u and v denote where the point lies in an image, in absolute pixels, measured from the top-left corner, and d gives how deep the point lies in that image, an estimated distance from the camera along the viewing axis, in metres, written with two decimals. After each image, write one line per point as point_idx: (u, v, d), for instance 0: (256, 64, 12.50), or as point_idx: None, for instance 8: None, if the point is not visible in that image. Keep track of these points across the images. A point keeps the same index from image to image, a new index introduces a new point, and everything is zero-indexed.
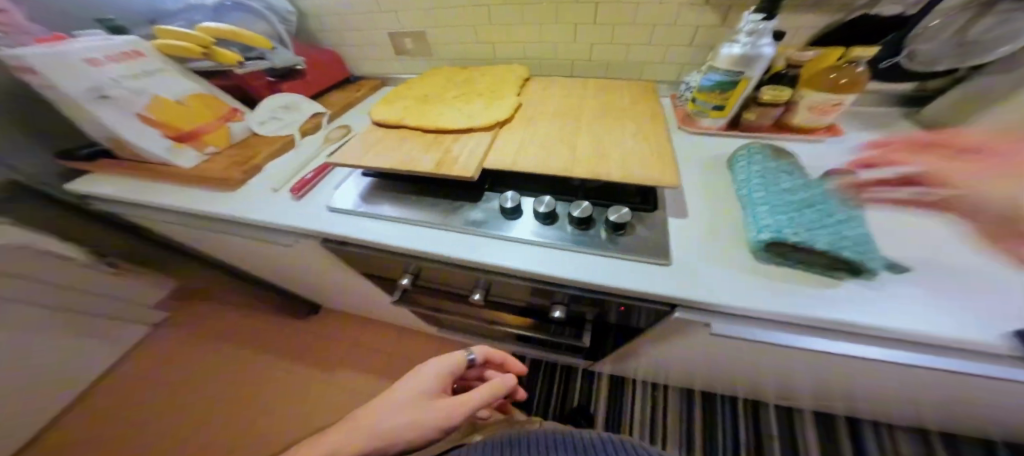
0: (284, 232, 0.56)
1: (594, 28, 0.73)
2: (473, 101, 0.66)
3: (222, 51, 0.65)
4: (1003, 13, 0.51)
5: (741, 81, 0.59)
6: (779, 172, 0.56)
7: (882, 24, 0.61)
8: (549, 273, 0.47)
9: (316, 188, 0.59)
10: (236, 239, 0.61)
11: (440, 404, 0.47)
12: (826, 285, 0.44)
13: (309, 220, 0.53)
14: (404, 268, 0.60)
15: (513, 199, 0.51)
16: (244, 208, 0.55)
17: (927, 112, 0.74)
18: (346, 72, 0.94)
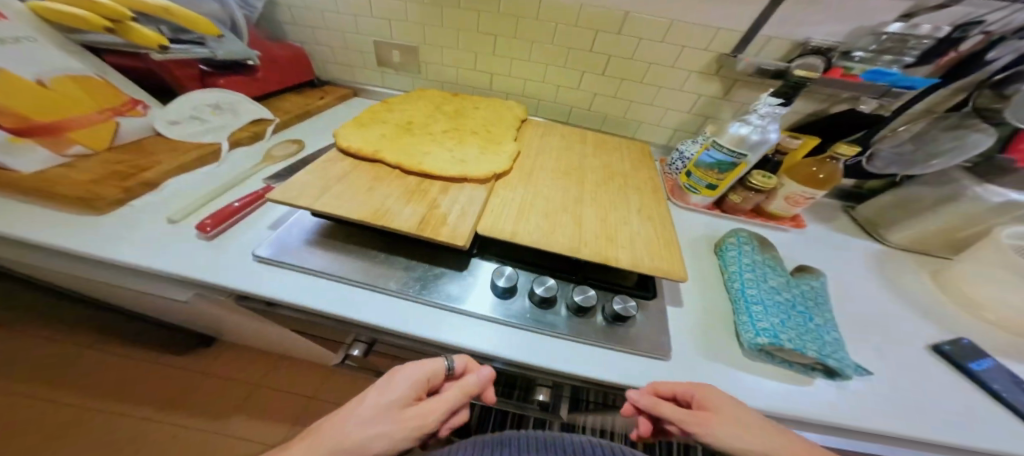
0: (168, 282, 0.41)
1: (600, 79, 0.70)
2: (464, 141, 0.57)
3: (142, 31, 0.49)
4: (956, 125, 0.58)
5: (740, 165, 0.56)
6: (765, 267, 0.55)
7: (859, 120, 0.62)
8: (542, 365, 0.40)
9: (240, 222, 0.47)
10: (92, 279, 0.44)
11: (400, 426, 0.32)
12: (804, 382, 0.44)
13: (208, 268, 0.40)
14: (352, 335, 0.47)
15: (509, 277, 0.44)
16: (109, 244, 0.40)
17: (863, 210, 0.75)
18: (310, 74, 0.81)
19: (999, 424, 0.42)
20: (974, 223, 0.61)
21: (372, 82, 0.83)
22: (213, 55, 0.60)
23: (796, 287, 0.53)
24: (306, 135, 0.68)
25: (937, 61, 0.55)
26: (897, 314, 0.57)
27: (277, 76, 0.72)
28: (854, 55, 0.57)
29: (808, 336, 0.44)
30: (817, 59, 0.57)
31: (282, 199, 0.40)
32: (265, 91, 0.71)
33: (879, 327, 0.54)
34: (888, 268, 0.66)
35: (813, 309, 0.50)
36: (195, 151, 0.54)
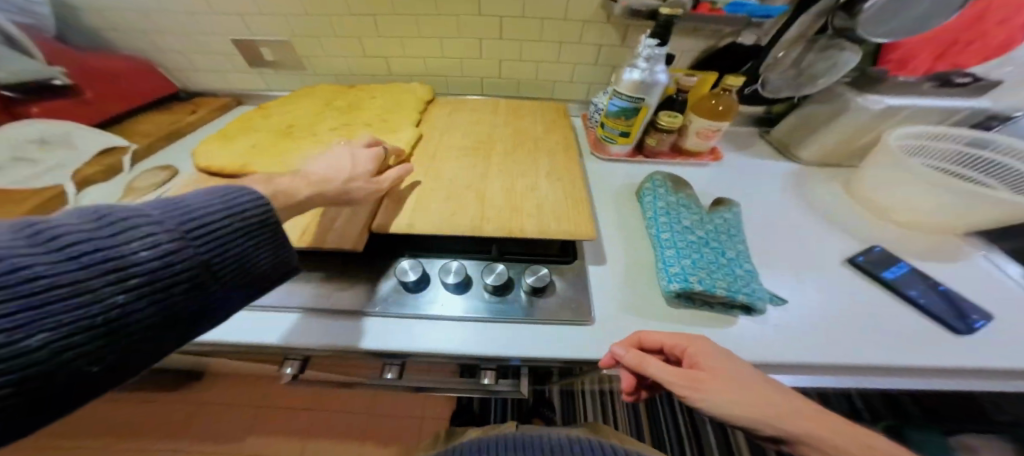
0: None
1: (498, 43, 0.66)
2: (354, 135, 0.52)
3: None
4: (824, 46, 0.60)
5: (642, 108, 0.56)
6: (680, 207, 0.56)
7: (744, 53, 0.64)
8: (469, 354, 0.38)
9: None
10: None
11: (378, 181, 0.41)
12: (725, 323, 0.44)
13: None
14: (283, 355, 0.42)
15: (415, 269, 0.41)
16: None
17: (776, 134, 0.77)
18: (172, 86, 0.70)
19: (915, 330, 0.45)
20: (865, 131, 0.64)
21: (255, 87, 0.73)
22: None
23: (709, 223, 0.55)
24: (180, 160, 0.59)
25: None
26: (819, 231, 0.59)
27: (118, 95, 0.61)
28: None
29: (718, 271, 0.46)
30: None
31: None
32: (111, 115, 0.59)
33: (804, 243, 0.57)
34: (807, 186, 0.69)
35: (726, 242, 0.51)
36: (33, 199, 0.45)
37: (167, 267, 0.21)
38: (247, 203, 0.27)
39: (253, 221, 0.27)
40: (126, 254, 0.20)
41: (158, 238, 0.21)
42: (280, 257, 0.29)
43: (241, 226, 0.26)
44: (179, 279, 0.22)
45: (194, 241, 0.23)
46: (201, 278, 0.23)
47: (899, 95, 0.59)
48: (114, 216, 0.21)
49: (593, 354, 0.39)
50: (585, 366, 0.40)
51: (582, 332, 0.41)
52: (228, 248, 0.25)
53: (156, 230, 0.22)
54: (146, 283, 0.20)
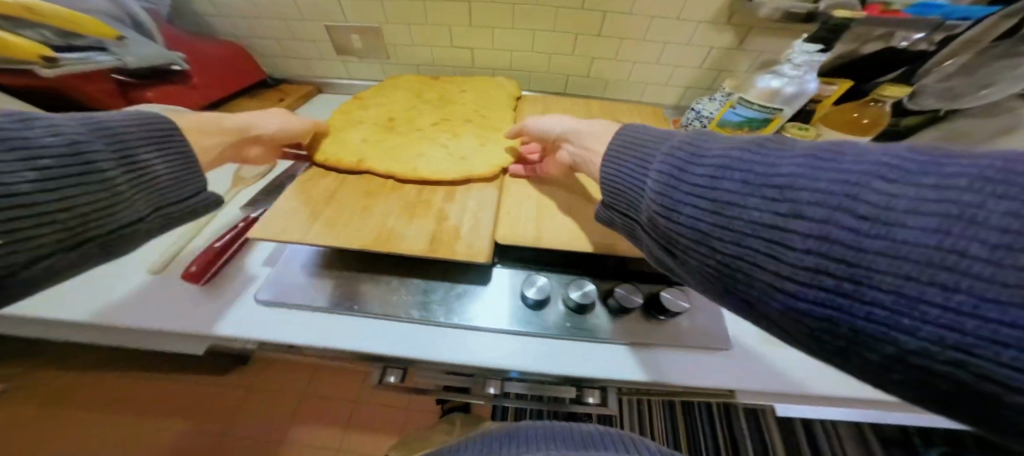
0: (180, 337, 0.41)
1: (596, 41, 0.60)
2: (458, 132, 0.49)
3: (10, 39, 0.38)
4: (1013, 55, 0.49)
5: (774, 120, 0.49)
6: None
7: (895, 60, 0.56)
8: (529, 372, 0.38)
9: (231, 268, 0.43)
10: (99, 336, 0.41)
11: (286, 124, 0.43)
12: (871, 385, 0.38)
13: (207, 320, 0.38)
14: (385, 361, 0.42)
15: (540, 286, 0.40)
16: (104, 308, 0.38)
17: None
18: (259, 73, 0.71)
19: None
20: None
21: (336, 75, 0.73)
22: (124, 64, 0.49)
23: None
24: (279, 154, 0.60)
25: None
26: None
27: (217, 83, 0.62)
28: None
29: None
30: None
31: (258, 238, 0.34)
32: (209, 100, 0.60)
33: None
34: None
35: None
36: None
37: (76, 154, 0.25)
38: (157, 122, 0.30)
39: (160, 133, 0.30)
40: (35, 142, 0.22)
41: (62, 129, 0.24)
42: (188, 171, 0.32)
43: (148, 135, 0.29)
44: (89, 166, 0.25)
45: (101, 139, 0.26)
46: (112, 174, 0.26)
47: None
48: (24, 115, 0.23)
49: (716, 383, 0.38)
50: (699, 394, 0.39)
51: (715, 362, 0.39)
52: (134, 152, 0.28)
53: (67, 129, 0.25)
54: (57, 161, 0.23)
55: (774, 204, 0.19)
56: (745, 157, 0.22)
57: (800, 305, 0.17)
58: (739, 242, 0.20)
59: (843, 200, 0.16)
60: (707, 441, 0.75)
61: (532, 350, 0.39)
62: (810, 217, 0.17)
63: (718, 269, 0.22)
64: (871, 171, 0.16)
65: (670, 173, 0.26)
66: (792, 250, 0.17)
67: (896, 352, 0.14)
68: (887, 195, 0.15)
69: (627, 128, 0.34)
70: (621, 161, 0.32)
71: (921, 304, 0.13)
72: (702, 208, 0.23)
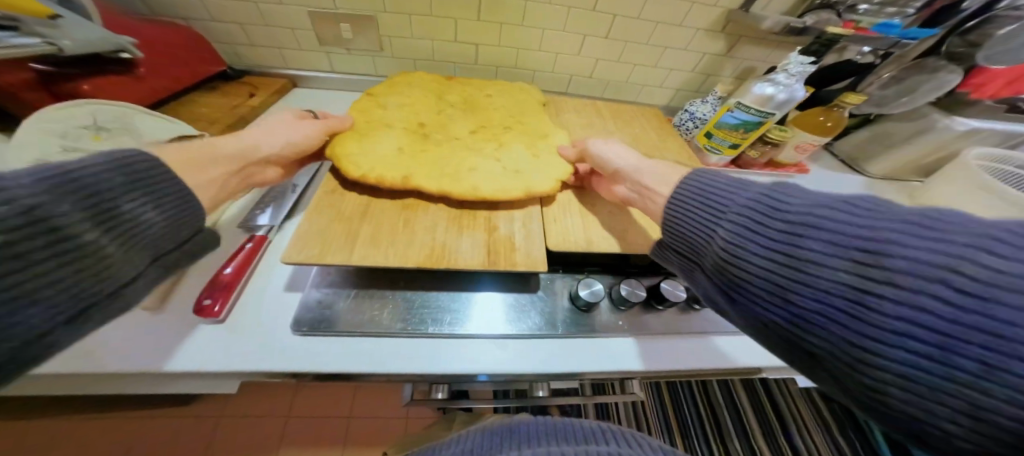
0: (195, 377, 0.38)
1: (603, 43, 0.61)
2: (504, 142, 0.47)
3: None
4: (934, 68, 0.60)
5: (765, 123, 0.55)
6: None
7: (853, 71, 0.61)
8: (546, 372, 0.40)
9: (243, 296, 0.41)
10: (69, 383, 0.35)
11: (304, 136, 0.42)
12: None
13: (237, 355, 0.37)
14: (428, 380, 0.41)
15: (590, 289, 0.42)
16: (104, 355, 0.34)
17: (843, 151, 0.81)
18: (218, 63, 0.60)
19: None
20: (942, 149, 0.67)
21: (315, 67, 0.65)
22: (59, 51, 0.38)
23: None
24: None
25: (928, 7, 0.54)
26: None
27: (170, 76, 0.52)
28: (861, 8, 0.55)
29: None
30: (827, 14, 0.54)
31: (302, 260, 0.34)
32: (158, 93, 0.51)
33: None
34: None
35: None
36: None
37: (45, 221, 0.20)
38: (138, 164, 0.26)
39: (140, 179, 0.26)
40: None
41: (27, 190, 0.19)
42: (179, 216, 0.28)
43: (126, 183, 0.25)
44: (62, 233, 0.21)
45: (69, 195, 0.21)
46: (91, 237, 0.22)
47: (985, 120, 0.61)
48: None
49: (746, 362, 0.44)
50: (725, 375, 0.44)
51: (743, 342, 0.46)
52: (113, 204, 0.24)
53: (30, 193, 0.20)
54: (26, 236, 0.19)
55: (862, 268, 0.20)
56: (832, 218, 0.23)
57: (877, 364, 0.19)
58: (817, 301, 0.21)
59: (942, 272, 0.17)
60: (689, 408, 0.78)
61: (579, 350, 0.42)
62: (901, 284, 0.18)
63: (790, 322, 0.23)
64: (979, 245, 0.17)
65: (747, 225, 0.27)
66: (877, 313, 0.19)
67: (965, 409, 0.16)
68: (991, 270, 0.16)
69: (697, 170, 0.35)
70: (683, 199, 0.33)
71: (1006, 377, 0.15)
72: (780, 263, 0.24)
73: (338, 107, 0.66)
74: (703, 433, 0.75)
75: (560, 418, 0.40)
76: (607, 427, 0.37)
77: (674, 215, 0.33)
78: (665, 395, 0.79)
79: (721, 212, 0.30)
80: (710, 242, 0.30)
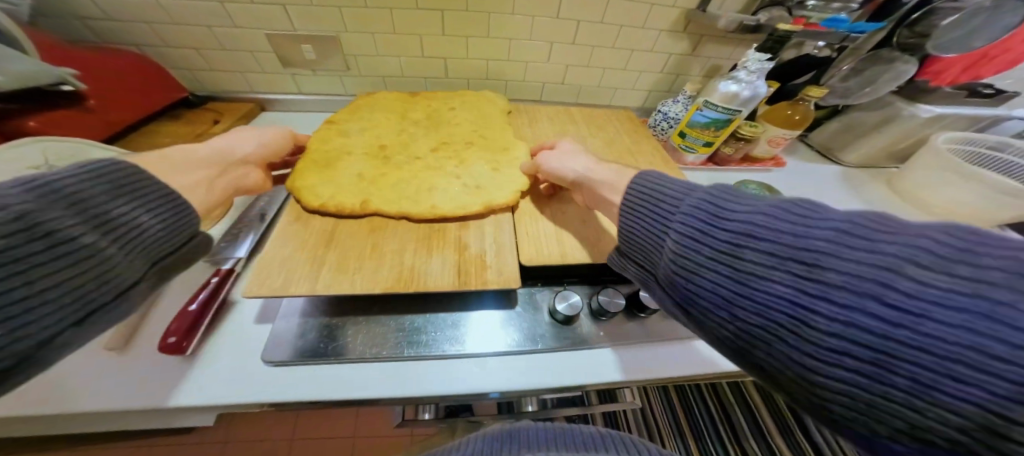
0: (161, 416, 0.36)
1: (569, 49, 0.61)
2: (465, 159, 0.47)
3: None
4: (888, 58, 0.60)
5: (735, 119, 0.55)
6: None
7: (811, 64, 0.61)
8: (529, 387, 0.39)
9: (212, 332, 0.40)
10: (34, 425, 0.34)
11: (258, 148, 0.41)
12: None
13: (203, 395, 0.35)
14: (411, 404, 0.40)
15: (570, 300, 0.41)
16: (58, 399, 0.33)
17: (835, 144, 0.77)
18: (178, 90, 0.59)
19: None
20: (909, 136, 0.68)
21: (280, 89, 0.64)
22: None
23: None
24: None
25: (870, 3, 0.57)
26: None
27: (123, 107, 0.50)
28: (809, 4, 0.54)
29: None
30: (779, 11, 0.55)
31: (262, 293, 0.32)
32: (113, 127, 0.49)
33: None
34: (854, 188, 0.70)
35: None
36: None
37: (34, 225, 0.21)
38: (118, 176, 0.26)
39: (125, 185, 0.27)
40: None
41: (7, 199, 0.21)
42: (177, 219, 0.29)
43: (113, 190, 0.26)
44: (53, 236, 0.22)
45: (51, 201, 0.23)
46: (88, 240, 0.24)
47: (946, 104, 0.63)
48: None
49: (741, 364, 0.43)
50: (716, 378, 0.43)
51: None
52: (103, 211, 0.25)
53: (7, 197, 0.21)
54: (19, 240, 0.21)
55: (801, 281, 0.20)
56: (770, 227, 0.23)
57: (818, 375, 0.19)
58: (760, 314, 0.22)
59: (876, 287, 0.18)
60: (699, 409, 0.76)
61: (566, 362, 0.41)
62: (838, 300, 0.19)
63: (736, 334, 0.24)
64: (903, 259, 0.18)
65: (693, 233, 0.27)
66: (818, 329, 0.19)
67: (894, 417, 0.17)
68: (918, 285, 0.17)
69: (644, 177, 0.34)
70: (634, 209, 0.33)
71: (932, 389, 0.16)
72: (728, 276, 0.24)
73: (308, 128, 0.65)
74: (716, 435, 0.72)
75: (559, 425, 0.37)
76: (606, 431, 0.36)
77: (628, 221, 0.33)
78: (671, 397, 0.78)
79: (669, 220, 0.29)
80: (661, 252, 0.29)
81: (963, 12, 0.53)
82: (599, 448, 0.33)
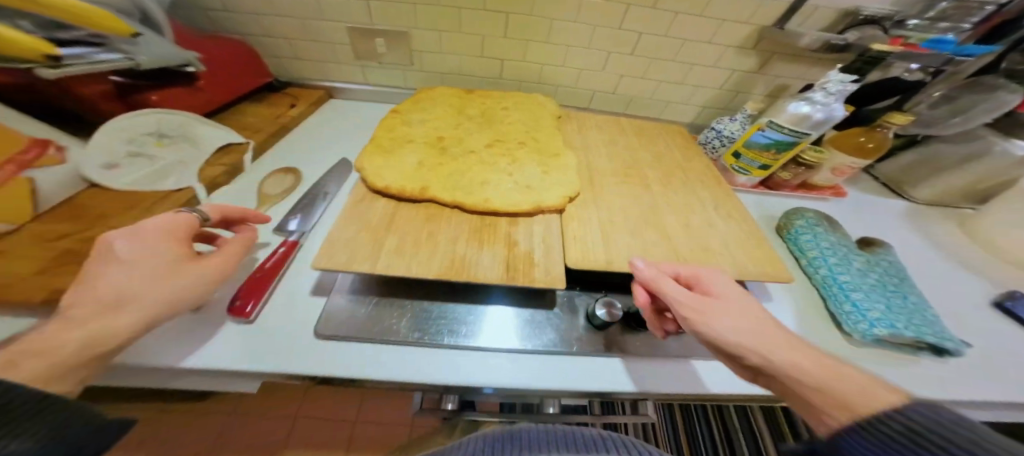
0: (218, 377, 0.38)
1: (629, 59, 0.61)
2: (518, 158, 0.49)
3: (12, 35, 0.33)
4: (992, 86, 0.56)
5: (800, 143, 0.53)
6: (846, 251, 0.51)
7: (898, 88, 0.57)
8: (557, 389, 0.39)
9: (272, 299, 0.42)
10: (104, 374, 0.36)
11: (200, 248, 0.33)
12: (910, 362, 0.44)
13: (263, 358, 0.37)
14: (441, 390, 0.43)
15: (607, 306, 0.42)
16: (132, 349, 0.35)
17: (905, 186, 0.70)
18: (265, 76, 0.65)
19: None
20: (996, 176, 0.62)
21: (349, 79, 0.69)
22: (136, 65, 0.44)
23: (878, 266, 0.50)
24: (297, 163, 0.58)
25: (987, 22, 0.52)
26: (956, 271, 0.58)
27: (222, 88, 0.56)
28: (908, 23, 0.53)
29: (918, 321, 0.44)
30: (876, 29, 0.53)
31: (330, 266, 0.35)
32: (212, 105, 0.55)
33: (951, 286, 0.56)
34: (921, 226, 0.65)
35: (903, 284, 0.48)
36: (163, 206, 0.42)
37: None
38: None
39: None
40: None
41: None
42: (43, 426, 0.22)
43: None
44: None
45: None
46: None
47: None
48: None
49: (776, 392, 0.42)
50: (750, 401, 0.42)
51: None
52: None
53: None
54: None
55: None
56: None
57: None
58: None
59: None
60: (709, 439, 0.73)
61: (597, 369, 0.41)
62: None
63: None
64: None
65: None
66: None
67: None
68: None
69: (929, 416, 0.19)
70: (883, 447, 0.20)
71: None
72: None
73: (370, 117, 0.70)
74: None
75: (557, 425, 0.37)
76: (607, 432, 0.36)
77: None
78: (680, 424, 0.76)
79: None
80: None
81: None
82: (601, 450, 0.33)
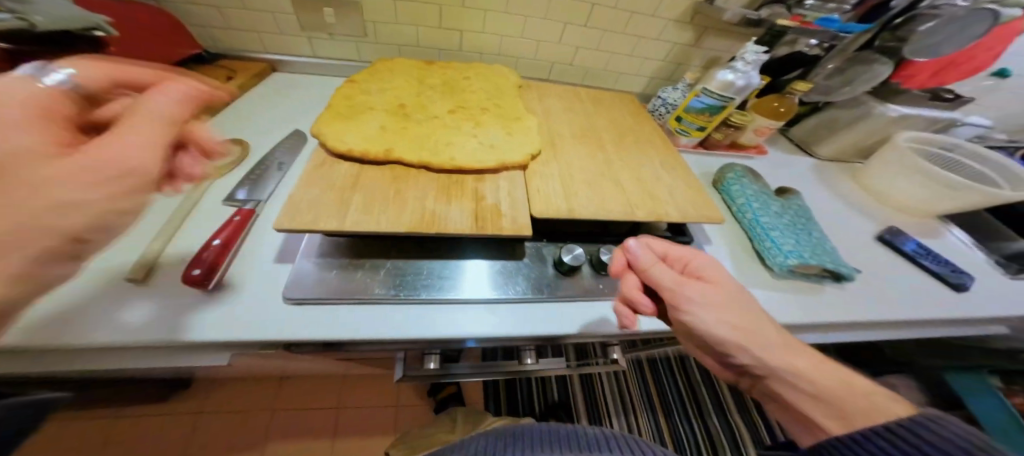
0: (177, 353, 0.36)
1: (582, 31, 0.65)
2: (481, 122, 0.51)
3: None
4: (868, 59, 0.67)
5: (726, 107, 0.60)
6: (767, 198, 0.60)
7: (802, 60, 0.67)
8: (530, 330, 0.43)
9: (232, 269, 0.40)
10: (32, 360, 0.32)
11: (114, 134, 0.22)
12: (815, 288, 0.54)
13: (230, 326, 0.36)
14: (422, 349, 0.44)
15: (572, 252, 0.46)
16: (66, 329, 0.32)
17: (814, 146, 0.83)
18: (194, 46, 0.59)
19: (937, 294, 0.59)
20: (877, 134, 0.76)
21: (295, 51, 0.65)
22: (30, 26, 0.36)
23: (791, 209, 0.60)
24: (243, 137, 0.54)
25: (861, 5, 0.61)
26: (850, 213, 0.71)
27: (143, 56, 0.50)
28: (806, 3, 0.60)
29: (820, 251, 0.53)
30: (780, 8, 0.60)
31: (296, 227, 0.34)
32: None
33: (846, 226, 0.68)
34: (825, 179, 0.78)
35: (810, 223, 0.58)
36: None
37: None
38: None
39: None
40: None
41: None
42: None
43: None
44: None
45: None
46: None
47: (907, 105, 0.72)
48: None
49: None
50: None
51: None
52: None
53: None
54: None
55: None
56: None
57: None
58: None
59: None
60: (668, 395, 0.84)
61: (566, 310, 0.45)
62: None
63: None
64: None
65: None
66: None
67: None
68: None
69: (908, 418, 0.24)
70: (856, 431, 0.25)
71: None
72: None
73: (322, 91, 0.67)
74: None
75: (561, 425, 0.41)
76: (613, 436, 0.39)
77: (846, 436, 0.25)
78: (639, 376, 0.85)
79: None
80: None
81: (940, 19, 0.59)
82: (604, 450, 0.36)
